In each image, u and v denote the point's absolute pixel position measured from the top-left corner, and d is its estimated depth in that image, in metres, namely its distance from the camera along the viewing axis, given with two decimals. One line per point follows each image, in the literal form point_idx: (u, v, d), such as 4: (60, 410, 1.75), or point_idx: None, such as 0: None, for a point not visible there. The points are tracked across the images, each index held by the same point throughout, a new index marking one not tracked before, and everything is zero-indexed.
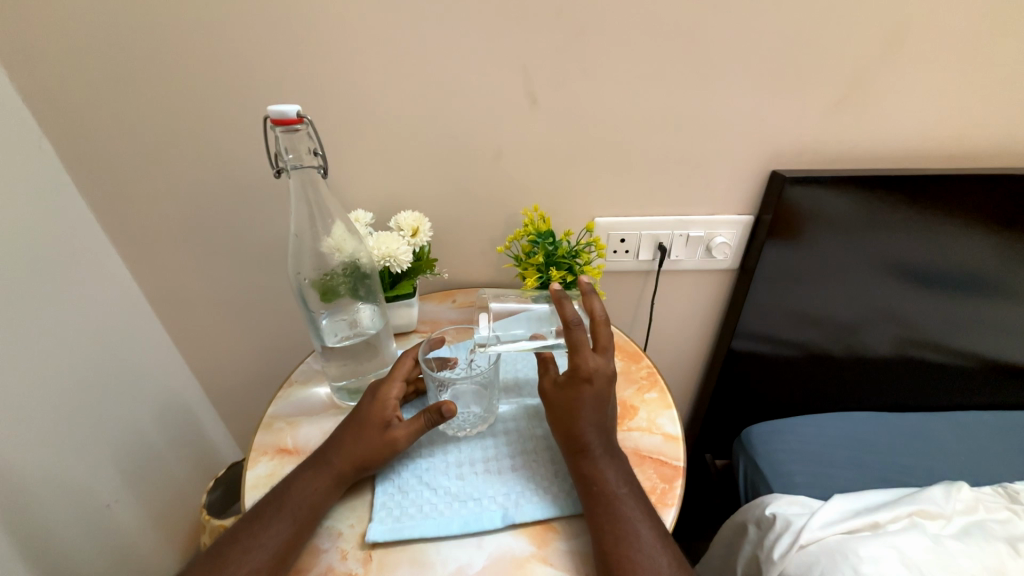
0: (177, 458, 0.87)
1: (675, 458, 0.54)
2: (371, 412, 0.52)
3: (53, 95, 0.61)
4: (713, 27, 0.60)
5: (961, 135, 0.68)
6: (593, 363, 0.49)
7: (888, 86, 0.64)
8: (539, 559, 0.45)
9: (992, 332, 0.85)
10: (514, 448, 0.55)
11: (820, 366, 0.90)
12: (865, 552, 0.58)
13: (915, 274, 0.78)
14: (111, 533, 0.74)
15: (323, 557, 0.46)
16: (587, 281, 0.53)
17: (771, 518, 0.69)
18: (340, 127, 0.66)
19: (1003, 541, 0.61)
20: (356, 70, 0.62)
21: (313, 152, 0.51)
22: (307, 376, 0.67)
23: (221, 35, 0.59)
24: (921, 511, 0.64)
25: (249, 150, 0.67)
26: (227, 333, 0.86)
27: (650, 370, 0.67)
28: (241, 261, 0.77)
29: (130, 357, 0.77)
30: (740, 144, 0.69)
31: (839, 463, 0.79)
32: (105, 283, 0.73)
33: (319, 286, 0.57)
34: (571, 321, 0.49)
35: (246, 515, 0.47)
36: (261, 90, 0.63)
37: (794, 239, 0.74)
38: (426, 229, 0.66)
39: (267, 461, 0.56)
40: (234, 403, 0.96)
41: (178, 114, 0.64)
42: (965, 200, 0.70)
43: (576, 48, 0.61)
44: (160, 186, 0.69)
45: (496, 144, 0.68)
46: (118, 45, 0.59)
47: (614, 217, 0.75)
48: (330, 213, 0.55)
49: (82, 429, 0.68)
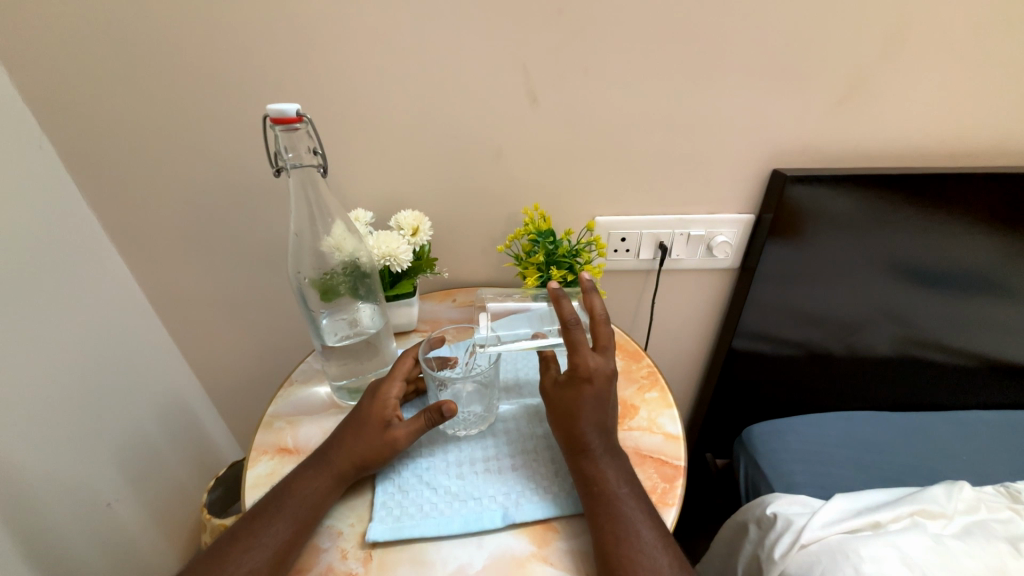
0: (177, 458, 0.88)
1: (675, 458, 0.54)
2: (371, 412, 0.52)
3: (53, 94, 0.61)
4: (714, 26, 0.59)
5: (963, 134, 0.68)
6: (592, 362, 0.49)
7: (889, 84, 0.63)
8: (539, 559, 0.45)
9: (993, 332, 0.85)
10: (515, 447, 0.55)
11: (821, 365, 0.90)
12: (866, 552, 0.58)
13: (916, 274, 0.77)
14: (113, 531, 0.74)
15: (323, 557, 0.46)
16: (587, 278, 0.52)
17: (772, 518, 0.69)
18: (339, 126, 0.66)
19: (1004, 541, 0.61)
20: (355, 69, 0.62)
21: (312, 151, 0.51)
22: (307, 376, 0.67)
23: (221, 35, 0.59)
24: (922, 510, 0.64)
25: (249, 149, 0.67)
26: (227, 332, 0.86)
27: (651, 370, 0.67)
28: (241, 261, 0.77)
29: (130, 356, 0.77)
30: (741, 143, 0.68)
31: (840, 463, 0.79)
32: (105, 281, 0.73)
33: (319, 286, 0.57)
34: (570, 320, 0.49)
35: (246, 514, 0.47)
36: (261, 89, 0.63)
37: (795, 238, 0.73)
38: (426, 228, 0.66)
39: (267, 461, 0.55)
40: (234, 402, 0.96)
41: (178, 114, 0.64)
42: (965, 200, 0.70)
43: (576, 45, 0.61)
44: (160, 185, 0.69)
45: (496, 143, 0.68)
46: (117, 43, 0.59)
47: (615, 216, 0.75)
48: (330, 212, 0.55)
49: (82, 428, 0.68)
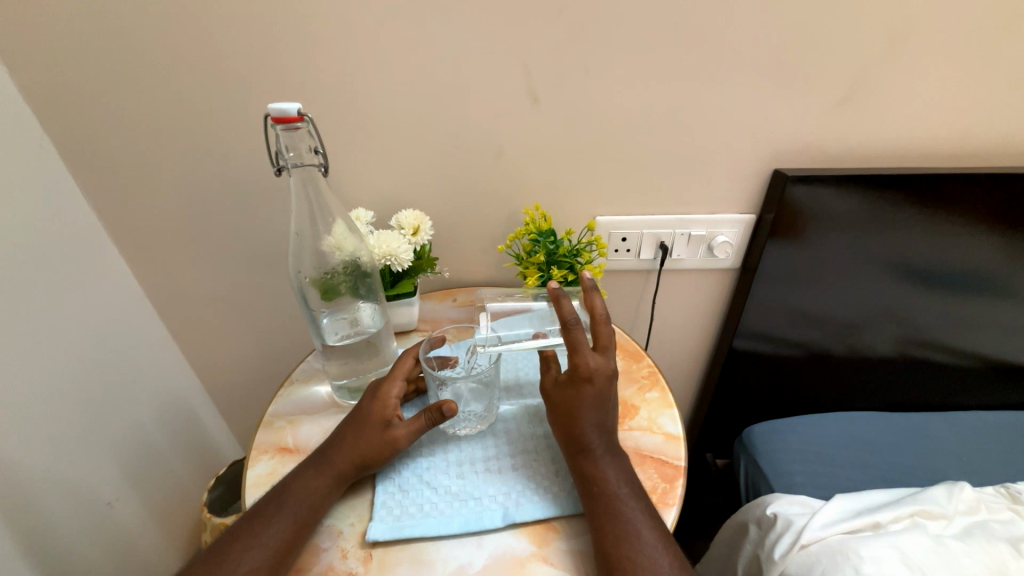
0: (177, 457, 0.88)
1: (676, 458, 0.54)
2: (371, 412, 0.52)
3: (53, 92, 0.61)
4: (715, 26, 0.59)
5: (964, 135, 0.68)
6: (593, 362, 0.49)
7: (890, 84, 0.63)
8: (539, 559, 0.45)
9: (993, 332, 0.85)
10: (515, 447, 0.55)
11: (821, 366, 0.90)
12: (866, 552, 0.58)
13: (916, 274, 0.77)
14: (113, 530, 0.74)
15: (323, 556, 0.46)
16: (589, 277, 0.52)
17: (772, 518, 0.69)
18: (340, 126, 0.66)
19: (1005, 541, 0.61)
20: (356, 68, 0.62)
21: (313, 150, 0.51)
22: (307, 375, 0.67)
23: (222, 34, 0.59)
24: (923, 511, 0.64)
25: (249, 148, 0.67)
26: (227, 332, 0.86)
27: (651, 370, 0.66)
28: (242, 260, 0.77)
29: (131, 355, 0.77)
30: (743, 143, 0.68)
31: (840, 463, 0.79)
32: (105, 280, 0.73)
33: (319, 285, 0.57)
34: (570, 320, 0.49)
35: (246, 514, 0.47)
36: (261, 88, 0.63)
37: (796, 238, 0.73)
38: (427, 228, 0.66)
39: (267, 460, 0.55)
40: (234, 400, 0.96)
41: (178, 113, 0.64)
42: (966, 200, 0.69)
43: (577, 45, 0.61)
44: (161, 184, 0.69)
45: (496, 142, 0.68)
46: (117, 42, 0.58)
47: (615, 216, 0.75)
48: (331, 212, 0.55)
49: (82, 427, 0.68)
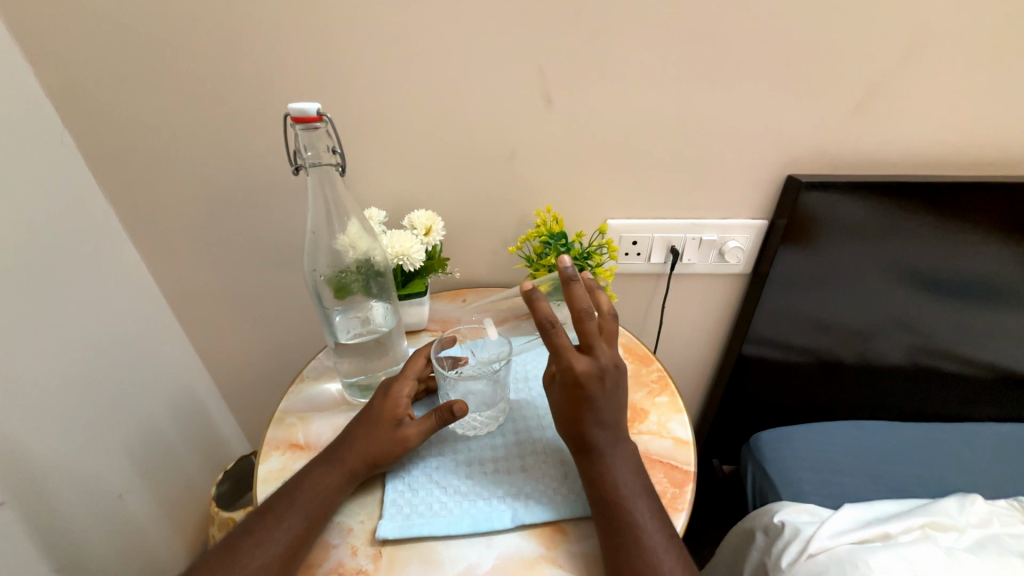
0: (188, 453, 0.88)
1: (686, 463, 0.54)
2: (383, 410, 0.53)
3: (74, 91, 0.62)
4: (729, 30, 0.59)
5: (981, 145, 0.67)
6: (578, 365, 0.46)
7: (909, 90, 0.63)
8: (548, 560, 0.45)
9: (1004, 340, 0.83)
10: (524, 448, 0.55)
11: (831, 374, 0.89)
12: (875, 563, 0.57)
13: (925, 280, 0.76)
14: (123, 522, 0.75)
15: (334, 553, 0.46)
16: (567, 265, 0.46)
17: (779, 526, 0.68)
18: (356, 126, 0.66)
19: (1017, 556, 0.60)
20: (372, 70, 0.62)
21: (331, 150, 0.51)
22: (318, 372, 0.68)
23: (239, 36, 0.60)
24: (933, 523, 0.63)
25: (266, 148, 0.68)
26: (239, 328, 0.87)
27: (661, 374, 0.66)
28: (255, 257, 0.78)
29: (142, 349, 0.78)
30: (758, 148, 0.68)
31: (851, 472, 0.78)
32: (121, 274, 0.74)
33: (334, 282, 0.57)
34: (546, 325, 0.46)
35: (259, 508, 0.47)
36: (278, 88, 0.63)
37: (807, 244, 0.73)
38: (439, 229, 0.67)
39: (278, 456, 0.56)
40: (245, 396, 0.97)
41: (195, 112, 0.65)
42: (978, 208, 0.69)
43: (591, 50, 0.61)
44: (178, 182, 0.70)
45: (510, 143, 0.68)
46: (134, 39, 0.59)
47: (628, 219, 0.75)
48: (347, 211, 0.55)
49: (91, 420, 0.69)
